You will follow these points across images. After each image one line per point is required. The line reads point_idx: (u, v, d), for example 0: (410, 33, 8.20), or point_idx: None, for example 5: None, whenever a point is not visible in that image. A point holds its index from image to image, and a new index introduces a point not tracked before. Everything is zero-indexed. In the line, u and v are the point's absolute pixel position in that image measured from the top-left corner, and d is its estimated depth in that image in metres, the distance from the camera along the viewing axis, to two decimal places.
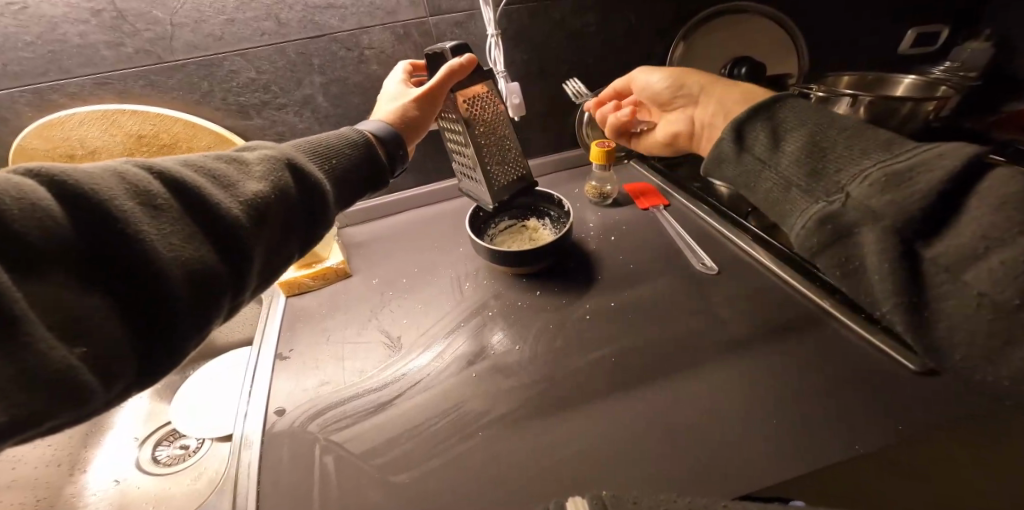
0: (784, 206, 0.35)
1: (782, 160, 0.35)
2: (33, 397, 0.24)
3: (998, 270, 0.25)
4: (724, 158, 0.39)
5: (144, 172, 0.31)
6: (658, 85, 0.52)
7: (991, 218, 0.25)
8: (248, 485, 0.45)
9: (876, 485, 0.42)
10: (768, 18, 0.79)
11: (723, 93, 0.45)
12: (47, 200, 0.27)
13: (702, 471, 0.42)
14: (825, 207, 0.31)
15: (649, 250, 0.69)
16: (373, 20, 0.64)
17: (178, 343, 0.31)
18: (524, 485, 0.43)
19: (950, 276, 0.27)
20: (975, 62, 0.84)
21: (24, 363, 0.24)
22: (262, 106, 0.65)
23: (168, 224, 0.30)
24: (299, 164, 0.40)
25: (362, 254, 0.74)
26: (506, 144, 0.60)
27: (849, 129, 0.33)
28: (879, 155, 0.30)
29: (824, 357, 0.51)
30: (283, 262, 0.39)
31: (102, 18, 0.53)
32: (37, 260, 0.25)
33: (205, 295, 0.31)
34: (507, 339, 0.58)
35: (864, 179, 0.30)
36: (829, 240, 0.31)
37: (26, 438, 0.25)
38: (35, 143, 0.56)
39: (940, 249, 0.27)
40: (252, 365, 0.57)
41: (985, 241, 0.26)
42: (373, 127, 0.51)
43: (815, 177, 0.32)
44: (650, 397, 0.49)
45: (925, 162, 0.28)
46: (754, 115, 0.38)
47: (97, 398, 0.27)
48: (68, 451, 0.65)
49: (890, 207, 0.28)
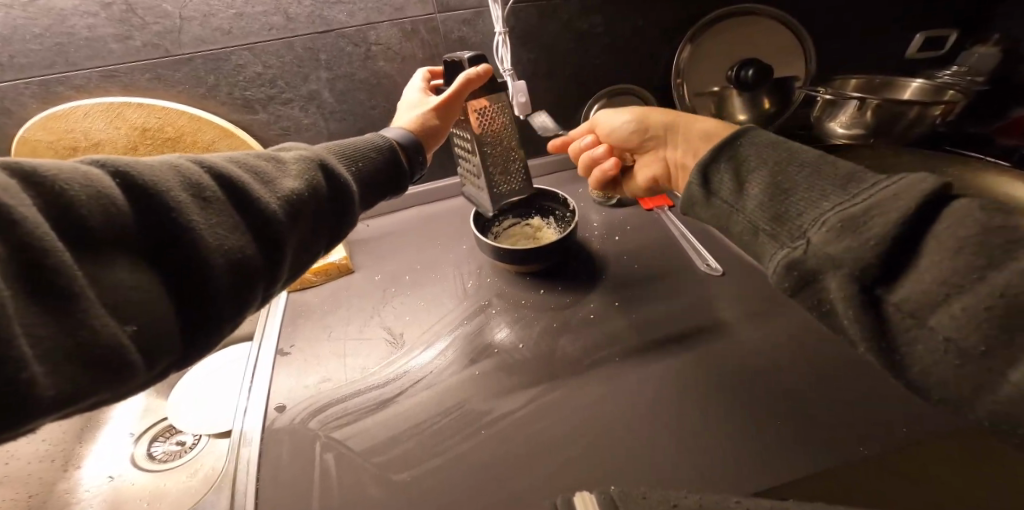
0: (754, 249, 0.33)
1: (747, 203, 0.33)
2: (81, 373, 0.23)
3: (961, 316, 0.22)
4: (693, 202, 0.37)
5: (195, 166, 0.31)
6: (626, 126, 0.50)
7: (952, 263, 0.23)
8: (246, 482, 0.44)
9: (873, 486, 0.40)
10: (773, 18, 0.79)
11: (689, 125, 0.45)
12: (112, 189, 0.26)
13: (704, 474, 0.42)
14: (788, 254, 0.29)
15: (653, 251, 0.69)
16: (380, 16, 0.64)
17: (215, 329, 0.30)
18: (525, 488, 0.42)
19: (915, 320, 0.24)
20: (981, 66, 0.82)
21: (77, 337, 0.23)
22: (267, 101, 0.65)
23: (216, 215, 0.30)
24: (332, 164, 0.40)
25: (364, 251, 0.74)
26: (513, 154, 0.59)
27: (809, 166, 0.31)
28: (837, 198, 0.28)
29: (831, 362, 0.50)
30: (310, 259, 0.39)
31: (112, 11, 0.53)
32: (99, 245, 0.25)
33: (244, 285, 0.31)
34: (511, 337, 0.57)
35: (822, 225, 0.28)
36: (795, 285, 0.29)
37: (68, 414, 0.24)
38: (39, 135, 0.56)
39: (903, 292, 0.25)
40: (253, 357, 0.57)
41: (944, 286, 0.23)
42: (395, 134, 0.51)
43: (778, 222, 0.31)
44: (652, 393, 0.49)
45: (880, 206, 0.26)
46: (717, 155, 0.36)
47: (139, 377, 0.26)
48: (62, 446, 0.64)
49: (849, 255, 0.26)
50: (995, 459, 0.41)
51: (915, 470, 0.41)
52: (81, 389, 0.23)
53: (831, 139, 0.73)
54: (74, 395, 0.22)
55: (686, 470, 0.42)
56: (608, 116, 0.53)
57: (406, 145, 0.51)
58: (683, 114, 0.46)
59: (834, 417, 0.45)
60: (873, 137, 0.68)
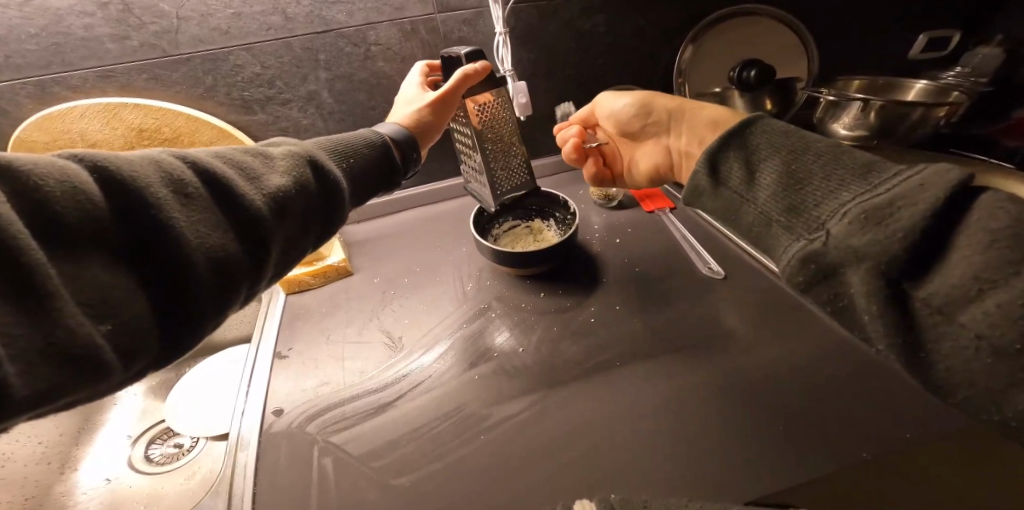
0: (766, 241, 0.32)
1: (759, 194, 0.32)
2: (57, 372, 0.22)
3: (994, 313, 0.22)
4: (699, 192, 0.36)
5: (178, 160, 0.31)
6: (627, 110, 0.50)
7: (983, 257, 0.23)
8: (243, 487, 0.44)
9: (877, 486, 0.40)
10: (775, 18, 0.78)
11: (696, 114, 0.44)
12: (89, 184, 0.26)
13: (706, 479, 0.41)
14: (806, 246, 0.28)
15: (654, 253, 0.68)
16: (380, 16, 0.63)
17: (198, 326, 0.30)
18: (525, 494, 0.42)
19: (943, 316, 0.24)
20: (986, 67, 0.80)
21: (53, 338, 0.22)
22: (266, 101, 0.64)
23: (198, 212, 0.30)
24: (320, 161, 0.40)
25: (362, 253, 0.73)
26: (514, 150, 0.58)
27: (825, 154, 0.31)
28: (858, 188, 0.28)
29: (837, 367, 0.50)
30: (298, 256, 0.39)
31: (108, 11, 0.53)
32: (75, 242, 0.24)
33: (228, 283, 0.31)
34: (511, 340, 0.57)
35: (844, 216, 0.27)
36: (811, 279, 0.29)
37: (41, 413, 0.23)
38: (35, 135, 0.55)
39: (931, 287, 0.24)
40: (251, 360, 0.57)
41: (976, 282, 0.23)
42: (389, 130, 0.51)
43: (793, 213, 0.30)
44: (654, 397, 0.49)
45: (905, 196, 0.25)
46: (726, 142, 0.35)
47: (114, 378, 0.25)
48: (59, 449, 0.64)
49: (874, 248, 0.25)
50: (998, 464, 0.41)
51: (915, 471, 0.41)
52: (55, 390, 0.22)
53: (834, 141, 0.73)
54: (47, 396, 0.22)
55: (687, 474, 0.42)
56: (608, 99, 0.53)
57: (399, 141, 0.50)
58: (688, 99, 0.45)
59: (837, 422, 0.45)
60: (876, 138, 0.68)
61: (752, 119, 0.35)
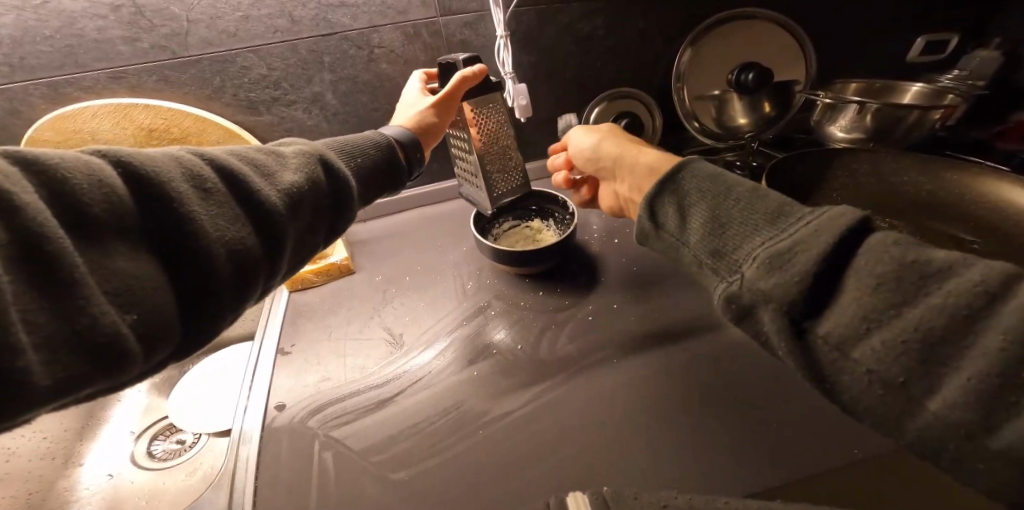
0: (700, 278, 0.33)
1: (689, 237, 0.33)
2: (80, 360, 0.23)
3: (881, 349, 0.23)
4: (646, 234, 0.36)
5: (196, 158, 0.32)
6: (586, 150, 0.51)
7: (872, 298, 0.23)
8: (245, 480, 0.44)
9: (875, 486, 0.40)
10: (773, 21, 0.79)
11: (634, 162, 0.45)
12: (113, 178, 0.27)
13: (699, 468, 0.42)
14: (726, 288, 0.29)
15: (653, 254, 0.69)
16: (384, 19, 0.64)
17: (217, 317, 0.31)
18: (520, 488, 0.42)
19: (840, 354, 0.25)
20: (983, 71, 0.81)
21: (78, 326, 0.23)
22: (271, 102, 0.66)
23: (216, 206, 0.31)
24: (331, 159, 0.41)
25: (365, 252, 0.74)
26: (511, 155, 0.59)
27: (743, 199, 0.31)
28: (767, 234, 0.29)
29: None
30: (310, 250, 0.40)
31: (121, 14, 0.54)
32: (101, 233, 0.25)
33: (245, 276, 0.32)
34: (509, 338, 0.58)
35: (754, 261, 0.28)
36: (735, 317, 0.29)
37: (64, 405, 0.24)
38: (46, 134, 0.56)
39: (827, 327, 0.25)
40: (254, 356, 0.58)
41: (864, 321, 0.24)
42: (394, 132, 0.52)
43: (717, 256, 0.31)
44: (648, 390, 0.50)
45: (804, 241, 0.26)
46: (659, 189, 0.36)
47: (136, 366, 0.26)
48: (63, 444, 0.64)
49: (779, 291, 0.26)
50: None
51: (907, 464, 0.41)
52: (76, 381, 0.23)
53: (831, 143, 0.74)
54: (69, 385, 0.23)
55: (682, 472, 0.42)
56: (574, 135, 0.53)
57: (404, 142, 0.51)
58: (631, 147, 0.46)
59: (831, 421, 0.45)
60: (871, 141, 0.69)
61: (682, 165, 0.35)
